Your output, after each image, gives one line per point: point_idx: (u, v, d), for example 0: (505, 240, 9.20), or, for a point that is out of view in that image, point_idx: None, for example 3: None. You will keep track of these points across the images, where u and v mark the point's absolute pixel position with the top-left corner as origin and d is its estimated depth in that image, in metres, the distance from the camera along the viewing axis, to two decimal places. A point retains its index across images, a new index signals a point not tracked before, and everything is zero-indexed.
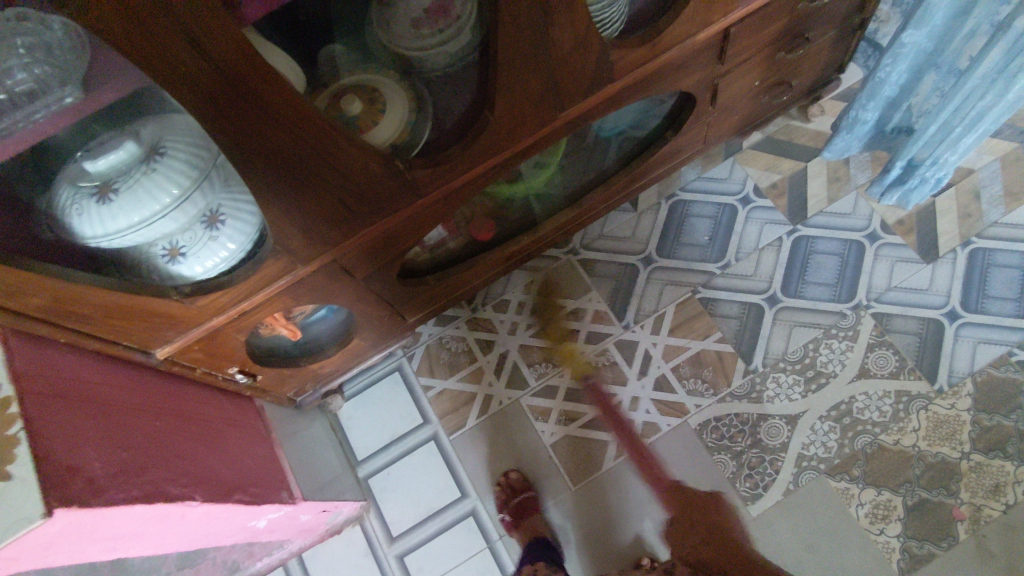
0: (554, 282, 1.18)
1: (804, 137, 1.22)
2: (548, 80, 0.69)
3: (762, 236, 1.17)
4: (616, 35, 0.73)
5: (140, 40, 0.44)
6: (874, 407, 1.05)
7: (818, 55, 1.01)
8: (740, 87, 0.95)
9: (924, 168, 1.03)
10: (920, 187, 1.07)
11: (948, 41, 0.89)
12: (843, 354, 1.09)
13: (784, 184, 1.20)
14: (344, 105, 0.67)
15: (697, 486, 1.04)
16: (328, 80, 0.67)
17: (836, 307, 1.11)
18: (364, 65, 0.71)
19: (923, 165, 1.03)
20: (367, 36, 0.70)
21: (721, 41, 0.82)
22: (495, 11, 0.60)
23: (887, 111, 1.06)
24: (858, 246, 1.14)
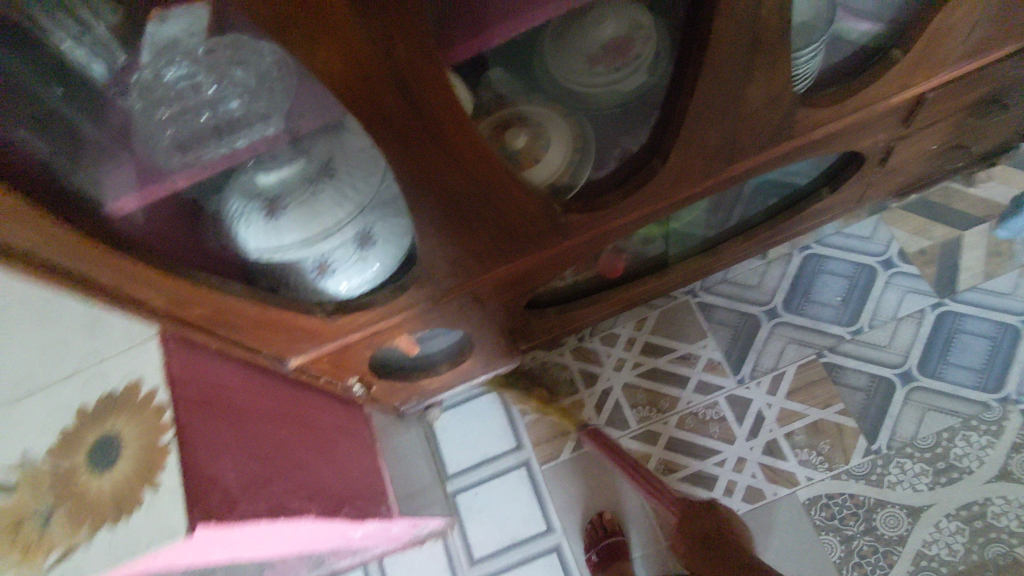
0: (667, 322, 1.13)
1: (965, 203, 1.12)
2: (727, 136, 0.65)
3: (903, 306, 1.08)
4: (803, 92, 0.66)
5: (355, 85, 0.42)
6: (1012, 514, 0.96)
7: (1007, 123, 0.91)
8: (914, 151, 0.88)
9: None
10: None
11: None
12: (981, 450, 0.99)
13: (935, 252, 1.10)
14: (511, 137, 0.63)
15: (799, 565, 0.97)
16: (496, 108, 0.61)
17: (980, 397, 1.02)
18: (528, 93, 0.65)
19: None
20: (536, 66, 0.64)
21: (913, 105, 0.75)
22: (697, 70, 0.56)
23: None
24: (1014, 333, 1.04)
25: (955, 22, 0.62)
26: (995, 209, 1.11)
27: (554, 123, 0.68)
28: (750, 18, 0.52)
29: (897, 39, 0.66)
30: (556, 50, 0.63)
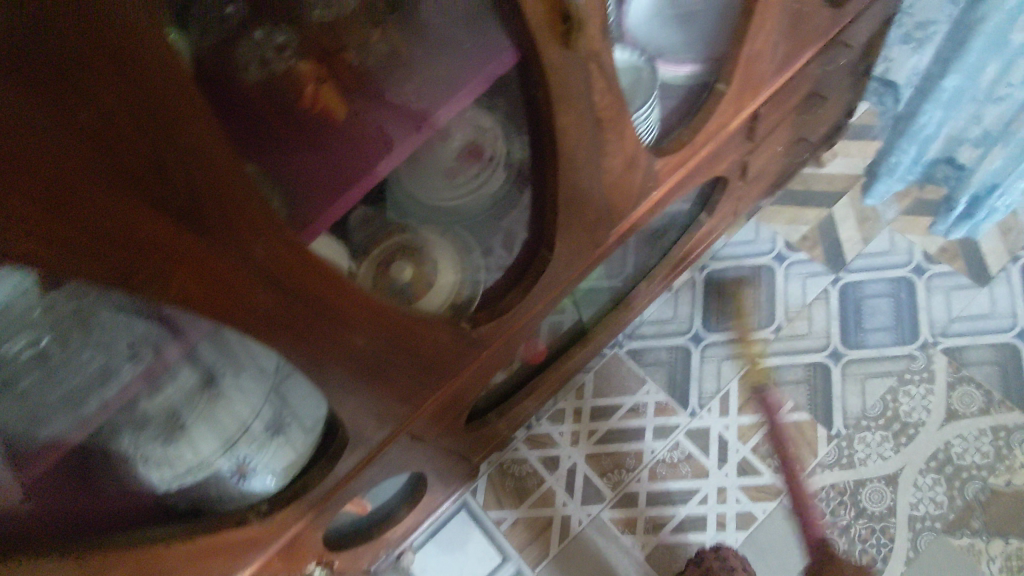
0: (605, 380, 1.13)
1: (821, 183, 1.21)
2: (602, 206, 0.67)
3: (807, 291, 1.14)
4: (652, 142, 0.69)
5: (218, 298, 0.39)
6: (974, 449, 1.00)
7: (830, 109, 1.00)
8: (765, 156, 0.94)
9: (990, 198, 1.00)
10: (991, 217, 1.03)
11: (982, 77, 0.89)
12: (924, 399, 1.04)
13: (815, 234, 1.17)
14: (396, 272, 0.62)
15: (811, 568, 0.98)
16: (373, 246, 0.59)
17: (903, 351, 1.07)
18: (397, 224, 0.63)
19: (989, 196, 1.00)
20: (397, 195, 0.61)
21: (751, 122, 0.80)
22: (545, 163, 0.57)
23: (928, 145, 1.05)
24: (908, 283, 1.11)
25: (763, 46, 0.68)
26: (849, 181, 1.20)
27: (433, 243, 0.67)
28: (587, 106, 0.52)
29: (716, 73, 0.71)
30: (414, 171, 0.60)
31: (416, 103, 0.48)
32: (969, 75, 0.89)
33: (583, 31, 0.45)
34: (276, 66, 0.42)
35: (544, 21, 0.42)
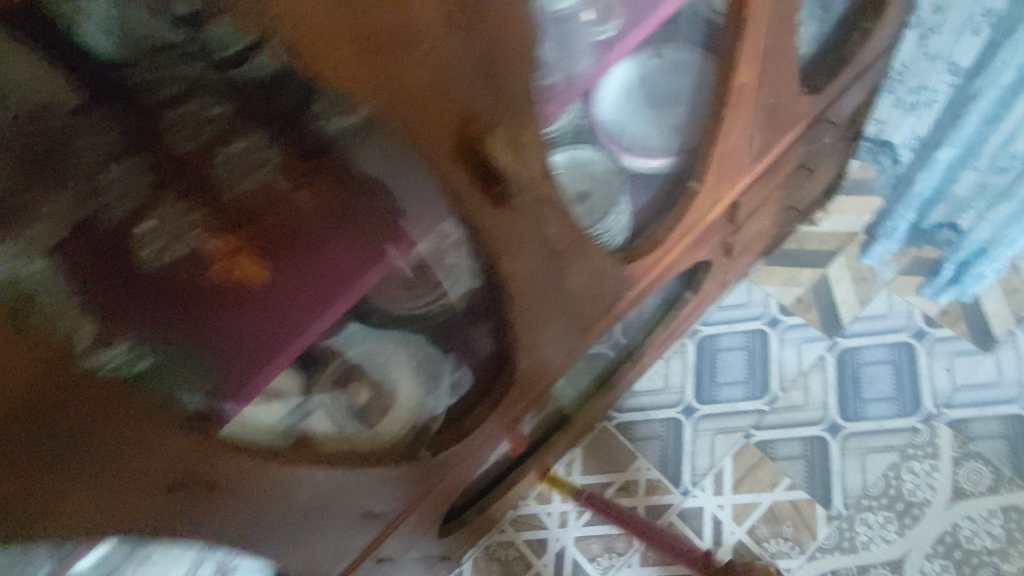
0: (595, 456, 1.09)
1: (815, 242, 1.16)
2: (571, 319, 0.62)
3: (803, 358, 1.09)
4: (623, 245, 0.65)
5: (93, 505, 0.33)
6: (984, 531, 0.95)
7: (819, 175, 0.95)
8: (752, 231, 0.90)
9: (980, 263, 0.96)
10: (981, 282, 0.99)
11: (981, 147, 0.83)
12: (929, 476, 0.99)
13: (810, 297, 1.12)
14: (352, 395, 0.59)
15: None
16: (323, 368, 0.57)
17: (905, 423, 1.02)
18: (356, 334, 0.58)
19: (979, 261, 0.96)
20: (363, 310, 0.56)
21: (732, 209, 0.76)
22: (499, 294, 0.51)
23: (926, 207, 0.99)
24: (908, 349, 1.06)
25: (738, 142, 0.63)
26: (844, 239, 1.15)
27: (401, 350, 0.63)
28: (540, 241, 0.48)
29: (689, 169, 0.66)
30: (377, 289, 0.54)
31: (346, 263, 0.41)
32: (968, 142, 0.82)
33: (519, 192, 0.40)
34: (171, 251, 0.39)
35: (468, 182, 0.37)
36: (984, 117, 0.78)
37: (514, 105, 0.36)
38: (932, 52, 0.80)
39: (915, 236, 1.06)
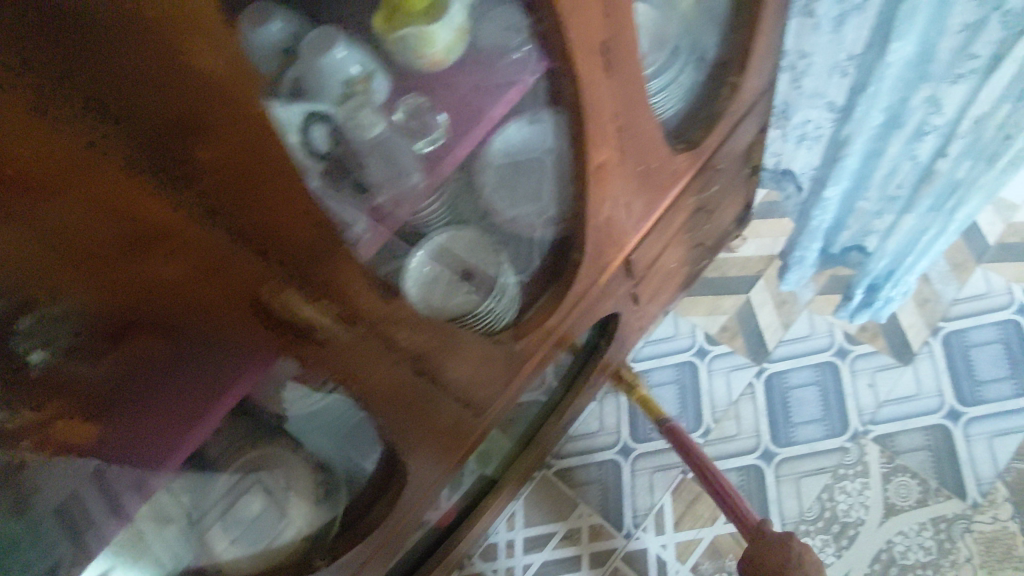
0: (537, 504, 1.08)
1: (736, 268, 1.17)
2: (462, 406, 0.61)
3: (732, 387, 1.10)
4: (513, 321, 0.65)
5: None
6: (916, 545, 0.96)
7: (723, 212, 0.96)
8: (660, 275, 0.90)
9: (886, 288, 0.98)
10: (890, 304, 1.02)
11: (869, 179, 0.84)
12: (861, 495, 1.00)
13: (734, 324, 1.14)
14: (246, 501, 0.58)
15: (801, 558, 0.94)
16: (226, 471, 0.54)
17: (834, 443, 1.03)
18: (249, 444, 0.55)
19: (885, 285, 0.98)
20: (256, 416, 0.52)
21: (628, 264, 0.76)
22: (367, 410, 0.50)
23: (831, 233, 1.00)
24: (831, 368, 1.08)
25: (614, 212, 0.63)
26: (762, 263, 1.17)
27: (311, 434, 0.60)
28: (393, 359, 0.46)
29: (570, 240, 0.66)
30: (264, 402, 0.49)
31: (176, 409, 0.38)
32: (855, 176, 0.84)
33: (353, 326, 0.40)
34: None
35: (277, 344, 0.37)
36: (864, 155, 0.80)
37: (320, 261, 0.35)
38: (808, 93, 0.82)
39: (827, 261, 1.08)
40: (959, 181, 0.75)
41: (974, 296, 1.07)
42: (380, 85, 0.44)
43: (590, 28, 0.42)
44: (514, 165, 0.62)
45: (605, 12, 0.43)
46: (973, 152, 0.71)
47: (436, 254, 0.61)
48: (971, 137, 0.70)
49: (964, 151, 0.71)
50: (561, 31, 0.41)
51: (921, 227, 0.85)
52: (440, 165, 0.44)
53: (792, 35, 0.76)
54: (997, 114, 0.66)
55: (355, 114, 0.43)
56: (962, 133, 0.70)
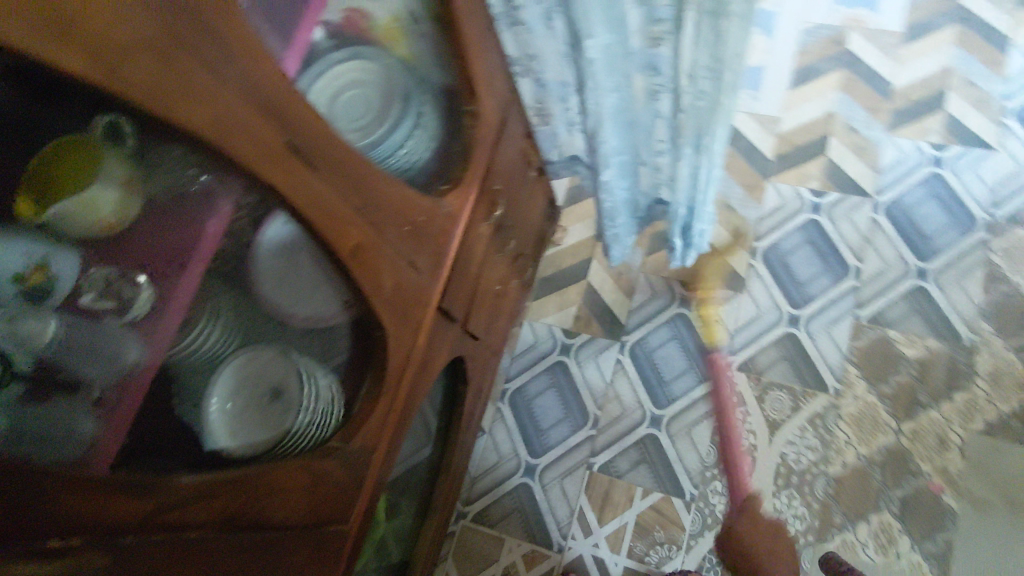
0: (465, 557, 1.06)
1: (569, 257, 1.20)
2: (314, 527, 0.57)
3: (603, 371, 1.12)
4: (340, 419, 0.62)
5: None
6: (804, 449, 1.03)
7: (528, 218, 0.98)
8: (490, 302, 0.89)
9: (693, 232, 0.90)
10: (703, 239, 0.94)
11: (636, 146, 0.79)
12: (745, 423, 1.06)
13: (585, 312, 1.16)
14: None
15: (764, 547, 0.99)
16: None
17: (707, 386, 1.09)
18: None
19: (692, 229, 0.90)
20: None
21: (446, 310, 0.74)
22: None
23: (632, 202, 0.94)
24: (681, 319, 1.13)
25: (398, 278, 0.61)
26: (591, 244, 1.20)
27: None
28: (184, 542, 0.42)
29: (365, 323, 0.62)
30: None
31: None
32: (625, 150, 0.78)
33: (121, 539, 0.37)
34: None
35: None
36: (619, 124, 0.73)
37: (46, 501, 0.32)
38: (553, 88, 0.84)
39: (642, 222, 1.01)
40: (702, 118, 0.67)
41: (774, 210, 1.15)
42: (63, 265, 0.39)
43: (259, 138, 0.40)
44: (281, 267, 0.56)
45: (265, 115, 0.40)
46: (701, 85, 0.64)
47: (233, 390, 0.56)
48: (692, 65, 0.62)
49: (693, 82, 0.64)
50: (225, 154, 0.38)
51: (693, 173, 0.77)
52: (156, 330, 0.43)
53: (512, 43, 0.77)
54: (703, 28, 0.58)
55: (13, 322, 0.37)
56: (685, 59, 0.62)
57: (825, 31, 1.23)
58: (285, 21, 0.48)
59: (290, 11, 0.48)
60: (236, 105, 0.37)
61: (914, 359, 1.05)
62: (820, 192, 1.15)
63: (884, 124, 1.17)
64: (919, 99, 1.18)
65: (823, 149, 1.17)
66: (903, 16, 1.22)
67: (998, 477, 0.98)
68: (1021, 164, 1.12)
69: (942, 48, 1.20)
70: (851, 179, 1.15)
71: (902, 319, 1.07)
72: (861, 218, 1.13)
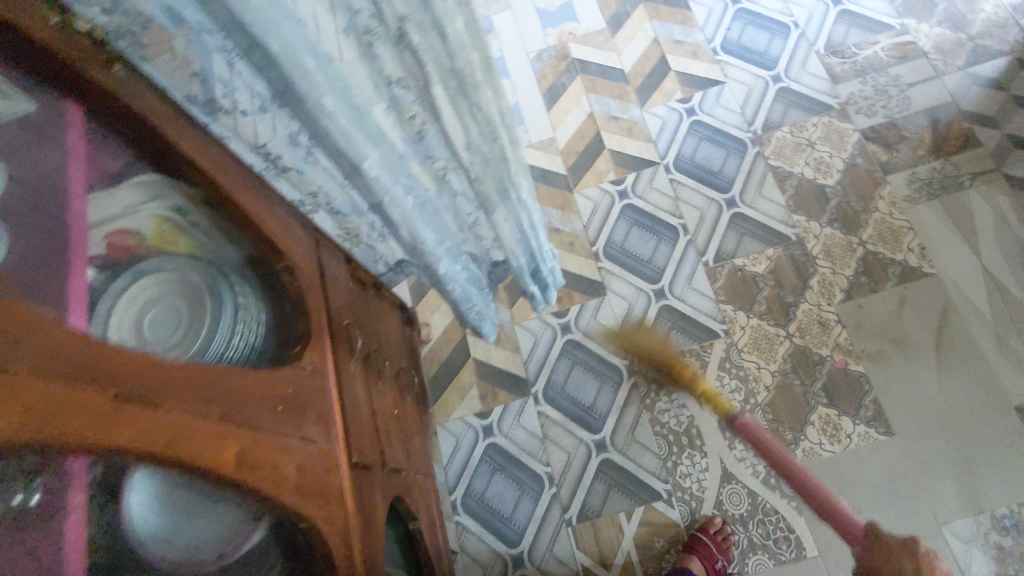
0: None
1: (445, 346, 1.18)
2: None
3: (532, 429, 1.12)
4: None
5: None
6: (729, 394, 1.09)
7: (388, 333, 0.96)
8: (396, 428, 0.86)
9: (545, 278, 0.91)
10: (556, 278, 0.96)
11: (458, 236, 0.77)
12: (673, 401, 1.10)
13: (486, 386, 1.15)
14: None
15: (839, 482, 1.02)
16: None
17: (625, 389, 1.12)
18: None
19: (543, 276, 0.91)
20: None
21: (360, 461, 0.70)
22: None
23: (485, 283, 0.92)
24: (571, 345, 1.16)
25: (300, 458, 0.54)
26: (457, 324, 1.19)
27: None
28: None
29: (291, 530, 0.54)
30: None
31: None
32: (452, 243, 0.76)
33: None
34: None
35: None
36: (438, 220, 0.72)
37: None
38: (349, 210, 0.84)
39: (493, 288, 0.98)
40: (502, 180, 0.68)
41: (592, 214, 1.24)
42: None
43: (67, 403, 0.36)
44: (185, 509, 0.50)
45: (69, 379, 0.37)
46: (482, 153, 0.64)
47: None
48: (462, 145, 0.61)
49: (476, 154, 0.63)
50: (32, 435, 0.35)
51: (519, 232, 0.77)
52: None
53: None
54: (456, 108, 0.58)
55: None
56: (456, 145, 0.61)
57: (548, 53, 1.37)
58: (50, 275, 0.46)
59: (50, 264, 0.47)
60: (30, 385, 0.35)
61: (765, 273, 1.15)
62: (619, 180, 1.25)
63: (635, 102, 1.31)
64: (648, 71, 1.33)
65: (602, 145, 1.28)
66: (599, 15, 1.39)
67: (877, 327, 1.10)
68: (748, 84, 1.29)
69: (642, 26, 1.37)
70: (636, 158, 1.26)
71: (738, 246, 1.18)
72: (662, 184, 1.24)
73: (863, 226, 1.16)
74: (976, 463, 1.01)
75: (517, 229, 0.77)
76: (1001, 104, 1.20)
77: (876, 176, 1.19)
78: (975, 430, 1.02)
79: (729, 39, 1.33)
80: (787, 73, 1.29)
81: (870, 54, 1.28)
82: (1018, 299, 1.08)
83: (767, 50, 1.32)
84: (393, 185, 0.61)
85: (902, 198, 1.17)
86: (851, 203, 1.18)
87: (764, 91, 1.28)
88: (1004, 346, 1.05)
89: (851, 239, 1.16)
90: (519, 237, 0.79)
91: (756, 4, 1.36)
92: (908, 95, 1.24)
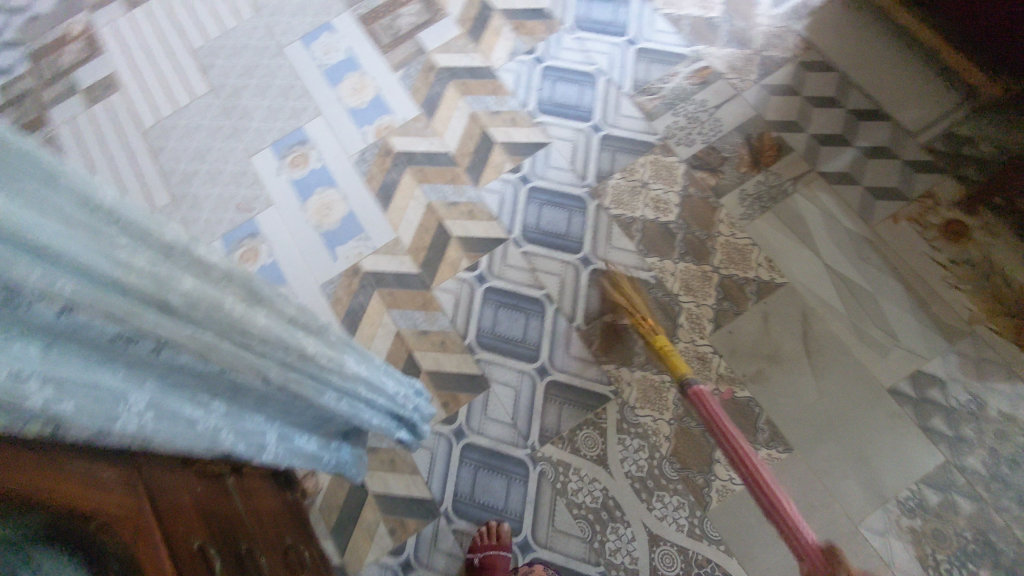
0: None
1: (338, 489, 1.10)
2: None
3: (450, 551, 1.05)
4: None
5: None
6: (634, 454, 1.08)
7: (261, 514, 0.87)
8: None
9: (407, 413, 0.89)
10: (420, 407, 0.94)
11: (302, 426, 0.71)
12: (583, 478, 1.07)
13: (392, 519, 1.07)
14: None
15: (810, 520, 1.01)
16: None
17: (533, 480, 1.08)
18: None
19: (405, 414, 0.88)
20: None
21: None
22: None
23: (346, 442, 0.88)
24: (468, 449, 1.11)
25: None
26: None
27: None
28: None
29: None
30: None
31: None
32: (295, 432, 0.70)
33: None
34: None
35: None
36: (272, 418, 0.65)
37: None
38: None
39: (359, 437, 0.92)
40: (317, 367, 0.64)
41: (455, 307, 1.20)
42: None
43: None
44: None
45: None
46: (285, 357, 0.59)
47: None
48: (256, 365, 0.55)
49: (278, 365, 0.58)
50: None
51: (360, 396, 0.74)
52: None
53: None
54: (230, 340, 0.52)
55: None
56: (246, 368, 0.54)
57: (370, 153, 1.33)
58: None
59: None
60: None
61: None
62: (473, 266, 1.23)
63: (469, 183, 1.29)
64: (473, 148, 1.32)
65: (447, 234, 1.25)
66: (411, 103, 1.37)
67: (749, 347, 1.12)
68: (571, 139, 1.31)
69: (456, 104, 1.36)
70: (484, 239, 1.24)
71: (603, 303, 1.18)
72: (515, 259, 1.22)
73: (712, 253, 1.19)
74: (873, 456, 1.04)
75: (355, 397, 0.73)
76: (798, 108, 1.28)
77: (710, 202, 1.23)
78: (862, 423, 1.06)
79: (542, 99, 1.35)
80: (605, 120, 1.31)
81: (673, 86, 1.33)
82: (862, 287, 1.14)
83: (580, 102, 1.34)
84: (193, 408, 0.52)
85: (739, 216, 1.21)
86: (695, 233, 1.21)
87: (588, 143, 1.30)
88: (864, 336, 1.11)
89: (705, 268, 1.18)
90: (363, 403, 0.75)
91: (559, 59, 1.38)
92: (717, 117, 1.29)
